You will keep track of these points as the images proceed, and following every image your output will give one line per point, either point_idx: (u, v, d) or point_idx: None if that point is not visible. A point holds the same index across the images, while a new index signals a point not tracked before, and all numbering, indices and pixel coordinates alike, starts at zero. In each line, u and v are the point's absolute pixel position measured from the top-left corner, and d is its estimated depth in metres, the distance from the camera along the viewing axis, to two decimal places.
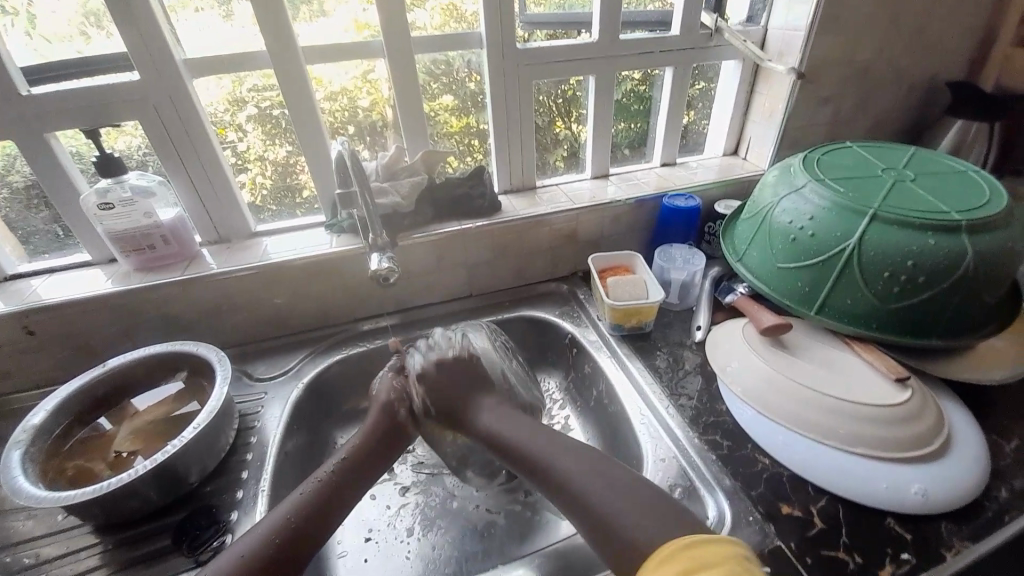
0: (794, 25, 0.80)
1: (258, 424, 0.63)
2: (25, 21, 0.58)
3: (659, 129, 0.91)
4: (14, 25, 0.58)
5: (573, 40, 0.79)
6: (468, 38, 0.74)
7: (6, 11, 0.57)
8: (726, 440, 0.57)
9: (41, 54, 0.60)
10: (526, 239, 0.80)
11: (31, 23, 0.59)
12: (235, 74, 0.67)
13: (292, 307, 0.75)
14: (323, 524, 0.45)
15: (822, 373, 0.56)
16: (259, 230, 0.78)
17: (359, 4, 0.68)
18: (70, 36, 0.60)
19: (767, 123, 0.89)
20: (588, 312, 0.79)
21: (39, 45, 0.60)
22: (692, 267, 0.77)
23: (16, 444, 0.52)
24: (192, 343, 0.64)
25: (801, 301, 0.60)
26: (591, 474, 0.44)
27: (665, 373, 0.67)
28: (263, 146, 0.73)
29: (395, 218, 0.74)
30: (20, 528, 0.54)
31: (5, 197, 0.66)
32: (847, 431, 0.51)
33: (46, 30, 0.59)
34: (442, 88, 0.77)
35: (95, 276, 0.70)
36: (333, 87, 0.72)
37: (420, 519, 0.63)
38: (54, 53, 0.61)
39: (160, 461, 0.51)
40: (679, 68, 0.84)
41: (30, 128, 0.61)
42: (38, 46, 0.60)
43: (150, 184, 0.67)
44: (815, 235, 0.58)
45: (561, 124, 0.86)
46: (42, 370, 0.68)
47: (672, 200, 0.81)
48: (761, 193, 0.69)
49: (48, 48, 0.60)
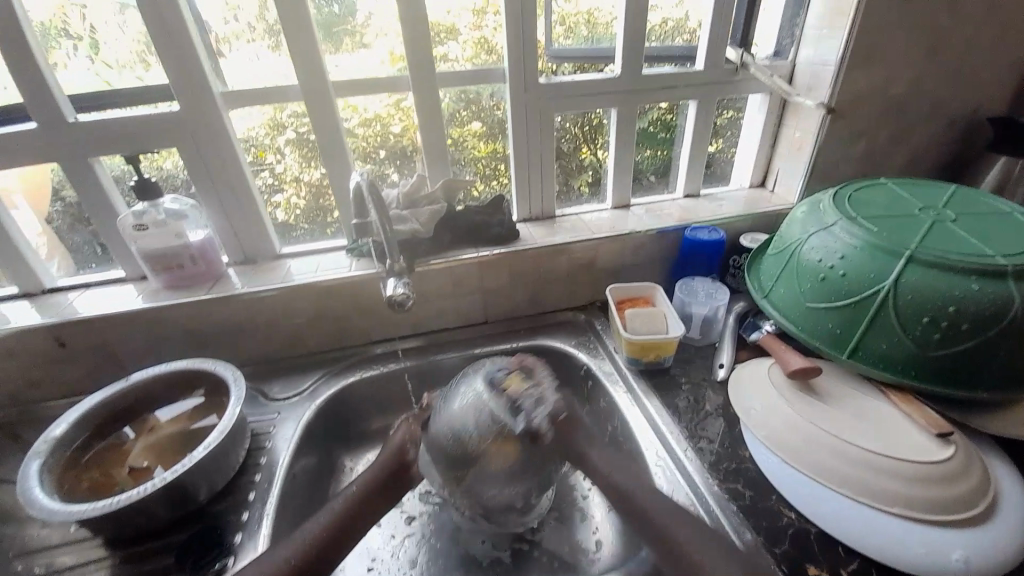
0: (824, 58, 0.78)
1: (269, 445, 0.63)
2: (89, 48, 0.63)
3: (682, 159, 0.90)
4: (78, 51, 0.63)
5: (600, 72, 0.81)
6: (492, 73, 0.75)
7: (72, 37, 0.62)
8: (748, 490, 0.54)
9: (102, 79, 0.65)
10: (544, 268, 0.80)
11: (94, 49, 0.64)
12: (277, 102, 0.71)
13: (310, 328, 0.76)
14: (333, 555, 0.47)
15: (854, 422, 0.52)
16: (284, 251, 0.80)
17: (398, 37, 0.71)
18: (130, 63, 0.65)
19: (795, 156, 0.87)
20: (605, 344, 0.77)
21: (102, 71, 0.65)
22: (715, 301, 0.74)
23: (35, 455, 0.53)
24: (210, 361, 0.65)
25: (832, 343, 0.57)
26: (684, 522, 0.47)
27: (685, 413, 0.64)
28: (300, 167, 0.76)
29: (414, 243, 0.75)
30: (32, 538, 0.55)
31: (60, 207, 0.71)
32: (881, 487, 0.47)
33: (107, 56, 0.64)
34: (472, 116, 0.79)
35: (126, 292, 0.73)
36: (368, 113, 0.75)
37: (424, 552, 0.62)
38: (113, 78, 0.65)
39: (171, 479, 0.51)
40: (703, 101, 0.84)
41: (77, 151, 0.65)
42: (100, 72, 0.65)
43: (183, 207, 0.71)
44: (846, 274, 0.55)
45: (587, 151, 0.87)
46: (68, 382, 0.71)
47: (695, 232, 0.79)
48: (789, 227, 0.66)
49: (108, 74, 0.65)
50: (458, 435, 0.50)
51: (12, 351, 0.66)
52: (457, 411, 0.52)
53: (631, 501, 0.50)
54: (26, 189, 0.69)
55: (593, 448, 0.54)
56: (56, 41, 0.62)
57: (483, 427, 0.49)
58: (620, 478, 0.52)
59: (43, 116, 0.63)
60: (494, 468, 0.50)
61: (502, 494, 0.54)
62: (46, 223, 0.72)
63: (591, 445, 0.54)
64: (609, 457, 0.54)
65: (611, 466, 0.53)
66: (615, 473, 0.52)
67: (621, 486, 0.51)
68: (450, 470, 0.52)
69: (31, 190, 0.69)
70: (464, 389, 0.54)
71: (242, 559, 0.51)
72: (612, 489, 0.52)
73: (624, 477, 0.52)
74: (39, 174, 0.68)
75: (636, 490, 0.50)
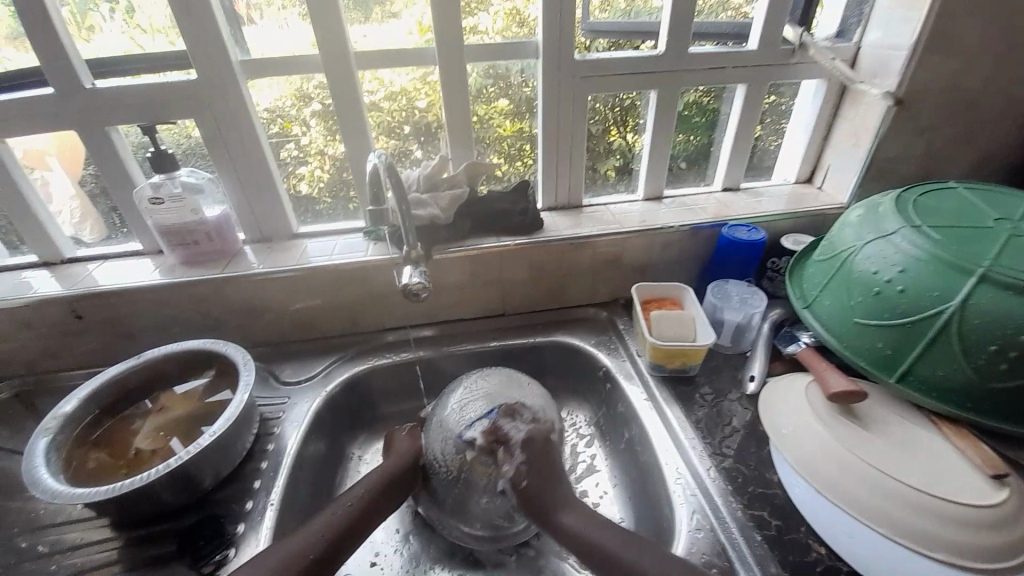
0: (893, 42, 0.70)
1: (278, 430, 0.63)
2: (124, 12, 0.61)
3: (723, 149, 0.84)
4: (114, 15, 0.61)
5: (637, 50, 0.74)
6: (524, 46, 0.70)
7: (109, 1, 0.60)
8: (774, 518, 0.50)
9: (135, 42, 0.63)
10: (567, 261, 0.76)
11: (130, 13, 0.61)
12: (305, 71, 0.67)
13: (323, 311, 0.74)
14: (339, 553, 0.46)
15: (900, 454, 0.47)
16: (301, 231, 0.78)
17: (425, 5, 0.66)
18: (165, 29, 0.62)
19: (849, 151, 0.80)
20: (626, 345, 0.73)
21: (135, 34, 0.62)
22: (749, 308, 0.69)
23: (44, 432, 0.54)
24: (223, 342, 0.64)
25: (880, 364, 0.52)
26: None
27: (707, 427, 0.60)
28: (324, 141, 0.73)
29: (432, 230, 0.71)
30: (43, 513, 0.56)
31: (91, 172, 0.70)
32: (925, 528, 0.43)
33: (141, 20, 0.62)
34: (499, 92, 0.74)
35: (143, 266, 0.72)
36: (394, 87, 0.71)
37: (427, 549, 0.60)
38: (147, 43, 0.63)
39: (174, 466, 0.50)
40: (752, 85, 0.77)
41: (91, 123, 0.64)
42: (133, 35, 0.62)
43: (199, 180, 0.68)
44: (904, 290, 0.50)
45: (617, 134, 0.80)
46: (86, 352, 0.71)
47: (732, 230, 0.73)
48: (840, 231, 0.60)
49: (141, 38, 0.63)
50: (440, 451, 0.56)
51: (31, 322, 0.67)
52: (457, 411, 0.58)
53: (617, 561, 0.45)
54: (63, 154, 0.68)
55: (562, 507, 0.50)
56: (93, 5, 0.61)
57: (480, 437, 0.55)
58: (595, 536, 0.47)
59: (60, 83, 0.61)
60: (477, 485, 0.54)
61: (488, 510, 0.55)
62: (80, 187, 0.71)
63: (558, 505, 0.51)
64: (582, 516, 0.49)
65: (588, 527, 0.48)
66: (591, 531, 0.47)
67: (602, 549, 0.46)
68: (441, 487, 0.56)
69: (66, 155, 0.68)
70: (455, 400, 0.60)
71: (242, 551, 0.50)
72: (587, 550, 0.47)
73: (604, 534, 0.47)
74: (71, 139, 0.67)
75: (625, 555, 0.44)
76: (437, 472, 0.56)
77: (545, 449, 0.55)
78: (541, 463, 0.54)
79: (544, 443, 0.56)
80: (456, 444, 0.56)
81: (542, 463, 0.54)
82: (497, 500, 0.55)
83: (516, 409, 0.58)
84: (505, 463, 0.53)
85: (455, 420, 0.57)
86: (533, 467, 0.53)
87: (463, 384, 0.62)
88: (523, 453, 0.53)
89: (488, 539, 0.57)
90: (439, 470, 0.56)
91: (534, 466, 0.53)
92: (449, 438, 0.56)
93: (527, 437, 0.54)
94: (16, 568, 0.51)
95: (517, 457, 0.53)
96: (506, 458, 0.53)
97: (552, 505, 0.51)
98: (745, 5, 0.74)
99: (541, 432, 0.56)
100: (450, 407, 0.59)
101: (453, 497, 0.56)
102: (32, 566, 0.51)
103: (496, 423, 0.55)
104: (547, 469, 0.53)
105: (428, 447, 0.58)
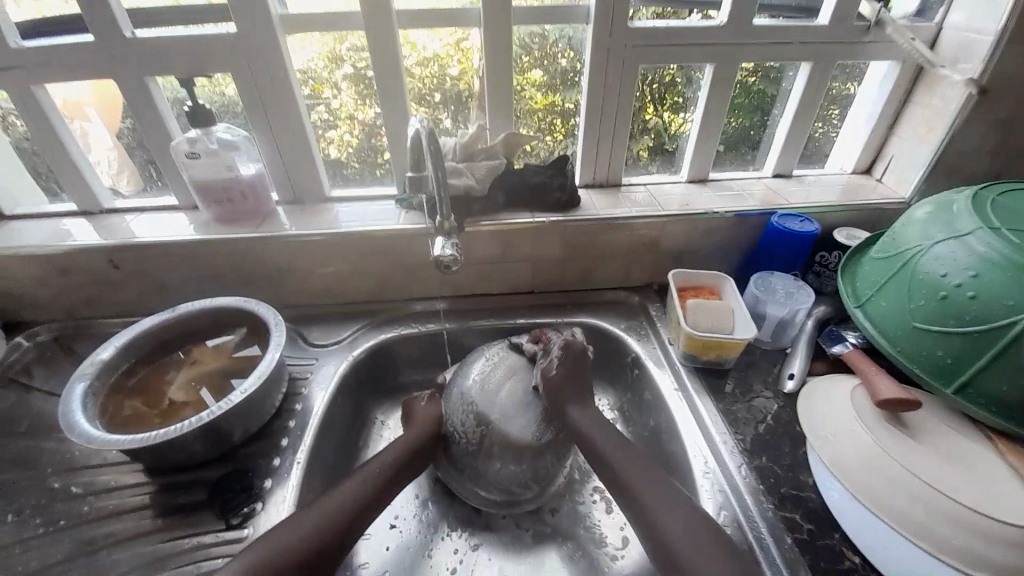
0: (979, 27, 0.63)
1: (305, 392, 0.63)
2: None
3: (778, 137, 0.79)
4: None
5: (683, 21, 0.69)
6: (573, 10, 0.66)
7: None
8: (807, 522, 0.48)
9: None
10: (601, 242, 0.73)
11: None
12: (336, 31, 0.64)
13: (352, 277, 0.73)
14: (365, 517, 0.47)
15: (950, 467, 0.45)
16: (333, 195, 0.77)
17: None
18: None
19: (916, 142, 0.74)
20: (658, 331, 0.71)
21: None
22: (794, 304, 0.66)
23: (82, 377, 0.55)
24: (254, 301, 0.64)
25: (936, 373, 0.49)
26: (647, 479, 0.47)
27: (741, 423, 0.58)
28: (355, 105, 0.71)
29: (466, 201, 0.69)
30: (77, 455, 0.58)
31: (128, 126, 0.69)
32: (966, 546, 0.41)
33: None
34: (533, 62, 0.70)
35: (179, 221, 0.72)
36: (427, 52, 0.68)
37: (445, 517, 0.61)
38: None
39: (206, 420, 0.51)
40: (818, 65, 0.71)
41: (131, 73, 0.63)
42: None
43: (235, 137, 0.67)
44: (975, 297, 0.46)
45: (653, 112, 0.76)
46: (122, 302, 0.72)
47: (783, 220, 0.69)
48: (903, 228, 0.56)
49: None
50: (459, 422, 0.56)
51: (68, 269, 0.68)
52: (481, 386, 0.58)
53: (610, 468, 0.49)
54: (100, 102, 0.67)
55: (582, 408, 0.55)
56: None
57: (504, 411, 0.56)
58: (598, 441, 0.51)
59: (99, 32, 0.60)
60: (495, 453, 0.54)
61: (504, 481, 0.55)
62: (117, 140, 0.71)
63: (575, 401, 0.55)
64: (590, 416, 0.54)
65: (591, 427, 0.52)
66: (598, 435, 0.51)
67: (598, 450, 0.50)
68: (460, 458, 0.56)
69: (104, 104, 0.67)
70: (480, 366, 0.60)
71: (269, 507, 0.51)
72: (587, 447, 0.52)
73: (613, 444, 0.51)
74: (110, 93, 0.66)
75: (622, 466, 0.48)
76: (457, 443, 0.56)
77: (579, 360, 0.58)
78: (574, 365, 0.58)
79: (578, 354, 0.58)
80: (483, 404, 0.56)
81: (574, 369, 0.57)
82: (514, 462, 0.54)
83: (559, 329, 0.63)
84: (541, 360, 0.59)
85: (491, 366, 0.60)
86: (566, 372, 0.57)
87: (488, 349, 0.63)
88: (559, 353, 0.57)
89: (501, 503, 0.57)
90: (458, 440, 0.56)
91: (567, 367, 0.57)
92: (470, 402, 0.57)
93: (563, 343, 0.58)
94: (51, 506, 0.53)
95: (552, 354, 0.58)
96: (545, 357, 0.59)
97: (573, 402, 0.55)
98: None
99: (575, 343, 0.59)
100: (474, 372, 0.60)
101: (469, 467, 0.56)
102: (66, 506, 0.53)
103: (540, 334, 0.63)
104: (579, 371, 0.58)
105: (448, 411, 0.58)
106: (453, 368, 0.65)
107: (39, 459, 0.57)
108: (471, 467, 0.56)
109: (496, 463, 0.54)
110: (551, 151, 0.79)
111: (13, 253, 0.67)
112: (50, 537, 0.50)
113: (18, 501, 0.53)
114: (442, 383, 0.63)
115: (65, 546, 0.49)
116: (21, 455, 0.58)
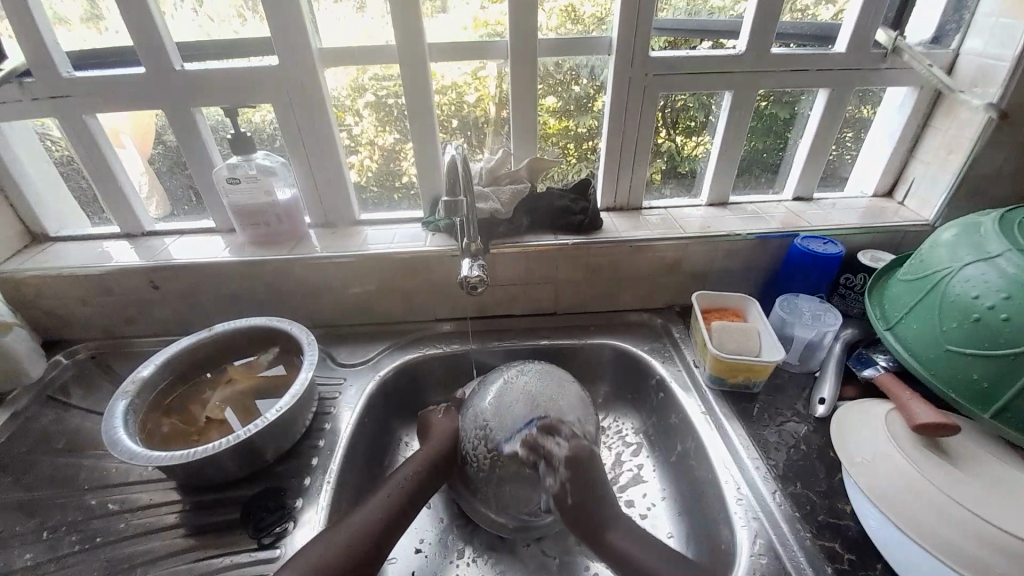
0: (995, 52, 0.65)
1: (334, 411, 0.64)
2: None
3: (796, 159, 0.80)
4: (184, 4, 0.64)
5: (694, 49, 0.71)
6: (595, 41, 0.69)
7: None
8: (847, 552, 0.47)
9: (204, 31, 0.66)
10: (625, 264, 0.74)
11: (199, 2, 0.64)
12: (361, 63, 0.68)
13: (379, 297, 0.75)
14: (393, 531, 0.47)
15: (992, 497, 0.44)
16: (362, 217, 0.80)
17: (481, 1, 0.66)
18: (228, 17, 0.65)
19: (938, 165, 0.74)
20: (682, 354, 0.71)
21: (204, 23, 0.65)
22: (822, 326, 0.66)
23: (123, 394, 0.57)
24: (286, 321, 0.67)
25: (971, 395, 0.48)
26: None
27: (772, 448, 0.57)
28: (375, 132, 0.74)
29: (491, 224, 0.71)
30: (112, 473, 0.59)
31: (161, 151, 0.73)
32: None
33: (210, 9, 0.64)
34: (546, 90, 0.73)
35: (215, 243, 0.75)
36: (445, 81, 0.71)
37: (472, 544, 0.60)
38: (216, 33, 0.66)
39: (243, 437, 0.52)
40: (834, 90, 0.73)
41: (178, 105, 0.67)
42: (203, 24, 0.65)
43: (273, 163, 0.71)
44: (1009, 320, 0.45)
45: (665, 136, 0.77)
46: (159, 321, 0.75)
47: (806, 242, 0.70)
48: (931, 250, 0.56)
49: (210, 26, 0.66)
50: (474, 440, 0.55)
51: (110, 289, 0.71)
52: (494, 407, 0.57)
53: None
54: (135, 130, 0.71)
55: (612, 525, 0.48)
56: None
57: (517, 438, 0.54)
58: (635, 551, 0.46)
59: (151, 67, 0.64)
60: (508, 479, 0.53)
61: (518, 508, 0.54)
62: (149, 163, 0.74)
63: (603, 514, 0.49)
64: (626, 534, 0.48)
65: (634, 545, 0.47)
66: (635, 547, 0.46)
67: (643, 565, 0.45)
68: (475, 481, 0.55)
69: (138, 132, 0.71)
70: (490, 407, 0.57)
71: (301, 526, 0.52)
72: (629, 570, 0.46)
73: (651, 555, 0.46)
74: (144, 119, 0.70)
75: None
76: (471, 463, 0.55)
77: (589, 468, 0.52)
78: (586, 476, 0.51)
79: (588, 461, 0.52)
80: (497, 424, 0.55)
81: (586, 480, 0.51)
82: (526, 486, 0.53)
83: (555, 423, 0.54)
84: (549, 479, 0.51)
85: (487, 434, 0.55)
86: (575, 485, 0.50)
87: (500, 373, 0.61)
88: (568, 467, 0.51)
89: (520, 529, 0.57)
90: (474, 462, 0.55)
91: (579, 482, 0.51)
92: (482, 442, 0.55)
93: (571, 456, 0.52)
94: (85, 524, 0.54)
95: (562, 470, 0.51)
96: (550, 473, 0.51)
97: (596, 520, 0.49)
98: (818, 7, 0.70)
99: (584, 450, 0.53)
100: (484, 410, 0.57)
101: (483, 492, 0.55)
102: (101, 524, 0.54)
103: (532, 437, 0.53)
104: (594, 485, 0.51)
105: (464, 442, 0.56)
106: (473, 384, 0.66)
107: (76, 476, 0.59)
108: (484, 492, 0.55)
109: (515, 490, 0.53)
110: (565, 176, 0.81)
111: (57, 274, 0.69)
112: (85, 556, 0.51)
113: (53, 518, 0.54)
114: (461, 399, 0.64)
115: (101, 564, 0.50)
116: (58, 471, 0.59)
